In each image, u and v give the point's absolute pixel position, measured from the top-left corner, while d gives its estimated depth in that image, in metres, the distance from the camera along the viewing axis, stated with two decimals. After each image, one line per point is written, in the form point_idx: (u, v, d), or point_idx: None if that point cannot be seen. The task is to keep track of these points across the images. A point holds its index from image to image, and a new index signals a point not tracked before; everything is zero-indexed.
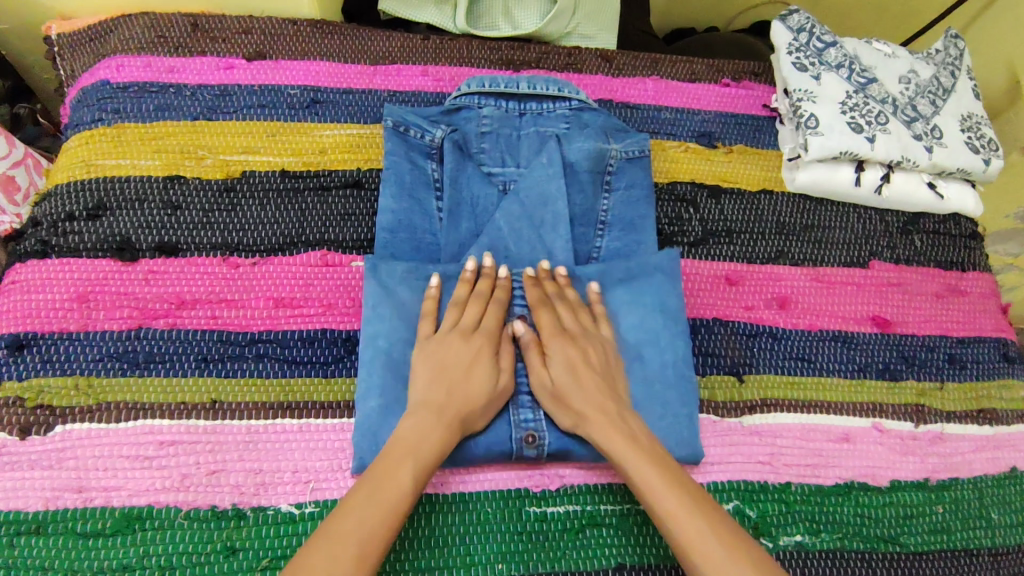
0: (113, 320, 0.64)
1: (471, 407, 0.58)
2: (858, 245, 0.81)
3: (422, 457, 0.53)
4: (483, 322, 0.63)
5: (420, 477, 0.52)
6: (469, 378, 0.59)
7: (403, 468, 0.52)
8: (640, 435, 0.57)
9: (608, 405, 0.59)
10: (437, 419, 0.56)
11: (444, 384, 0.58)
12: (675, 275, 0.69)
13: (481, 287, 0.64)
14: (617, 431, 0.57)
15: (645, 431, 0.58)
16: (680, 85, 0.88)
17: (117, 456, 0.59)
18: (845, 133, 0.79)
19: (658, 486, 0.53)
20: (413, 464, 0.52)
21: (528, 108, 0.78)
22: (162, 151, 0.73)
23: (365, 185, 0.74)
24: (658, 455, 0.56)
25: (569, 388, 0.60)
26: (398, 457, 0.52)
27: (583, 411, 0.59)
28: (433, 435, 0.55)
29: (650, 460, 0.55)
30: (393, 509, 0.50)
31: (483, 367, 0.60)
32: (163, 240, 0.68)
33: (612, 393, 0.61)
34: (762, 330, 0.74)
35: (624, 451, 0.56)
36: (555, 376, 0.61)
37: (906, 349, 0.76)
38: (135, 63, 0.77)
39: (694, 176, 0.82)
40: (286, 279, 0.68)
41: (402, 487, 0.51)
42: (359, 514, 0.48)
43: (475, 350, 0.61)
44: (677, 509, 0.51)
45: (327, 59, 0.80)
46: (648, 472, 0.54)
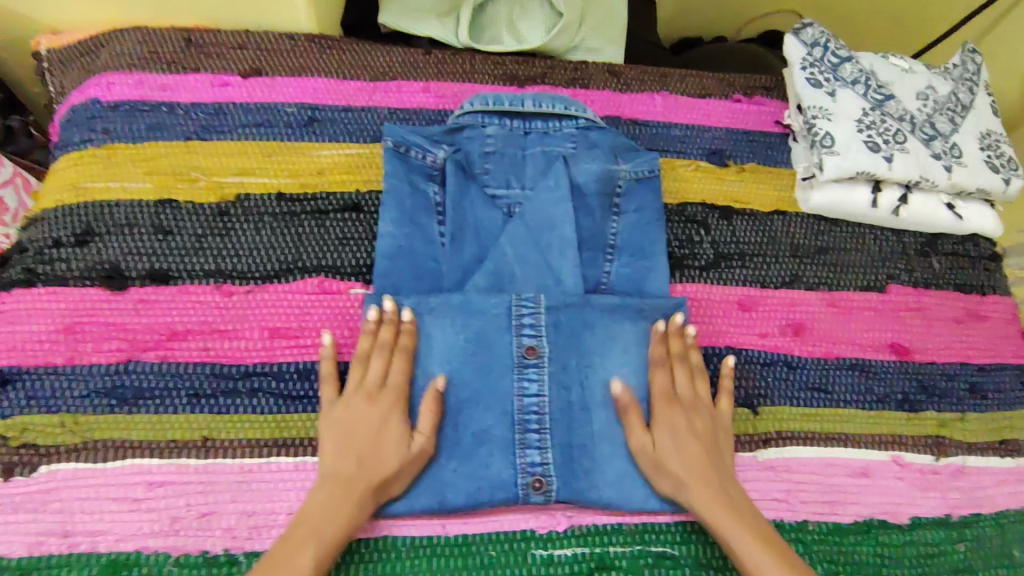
0: (101, 352, 0.61)
1: (384, 479, 0.55)
2: (874, 268, 0.79)
3: (326, 538, 0.52)
4: (389, 379, 0.59)
5: (319, 563, 0.51)
6: (376, 445, 0.56)
7: (300, 551, 0.51)
8: (744, 510, 0.58)
9: (709, 481, 0.58)
10: (346, 493, 0.54)
11: (354, 452, 0.56)
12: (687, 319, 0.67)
13: (382, 337, 0.61)
14: (722, 508, 0.57)
15: (744, 504, 0.59)
16: (690, 100, 0.85)
17: (104, 498, 0.56)
18: (862, 152, 0.76)
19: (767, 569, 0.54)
20: (314, 546, 0.51)
21: (533, 127, 0.75)
22: (153, 173, 0.70)
23: (364, 208, 0.71)
24: (767, 535, 0.56)
25: (671, 458, 0.59)
26: (299, 538, 0.52)
27: (685, 480, 0.58)
28: (342, 511, 0.53)
29: (757, 540, 0.55)
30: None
31: (396, 429, 0.57)
32: (154, 268, 0.65)
33: (712, 466, 0.60)
34: (777, 358, 0.71)
35: (730, 530, 0.56)
36: (659, 444, 0.60)
37: (926, 378, 0.73)
38: (126, 80, 0.74)
39: (706, 195, 0.79)
40: (282, 309, 0.65)
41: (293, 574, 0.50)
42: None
43: (384, 410, 0.58)
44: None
45: (325, 76, 0.78)
46: (757, 554, 0.54)
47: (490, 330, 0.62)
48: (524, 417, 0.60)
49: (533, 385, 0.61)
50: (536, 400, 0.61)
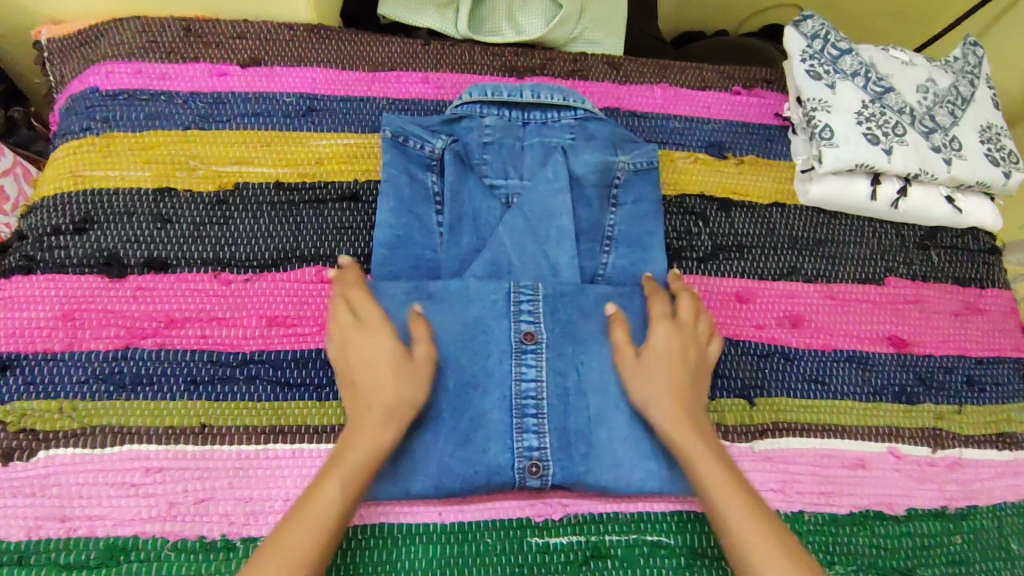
0: (100, 339, 0.61)
1: (393, 397, 0.53)
2: (872, 261, 0.79)
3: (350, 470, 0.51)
4: (367, 309, 0.57)
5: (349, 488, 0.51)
6: (376, 376, 0.54)
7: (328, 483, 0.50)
8: (710, 437, 0.57)
9: (684, 397, 0.58)
10: (364, 421, 0.53)
11: (362, 386, 0.54)
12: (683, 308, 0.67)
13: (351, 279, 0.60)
14: (685, 426, 0.57)
15: (713, 433, 0.58)
16: (689, 93, 0.85)
17: (101, 484, 0.56)
18: (861, 144, 0.76)
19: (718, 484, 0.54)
20: (339, 476, 0.50)
21: (531, 118, 0.76)
22: (153, 162, 0.70)
23: (362, 197, 0.71)
24: (728, 463, 0.56)
25: (655, 375, 0.58)
26: (324, 475, 0.51)
27: (661, 394, 0.58)
28: (361, 441, 0.52)
29: (712, 457, 0.55)
30: (319, 527, 0.48)
31: (389, 348, 0.55)
32: (152, 256, 0.66)
33: (690, 387, 0.59)
34: (774, 350, 0.71)
35: (693, 446, 0.56)
36: (647, 358, 0.59)
37: (924, 370, 0.73)
38: (126, 69, 0.74)
39: (704, 187, 0.79)
40: (280, 297, 0.65)
41: (328, 505, 0.49)
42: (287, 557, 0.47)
43: (372, 332, 0.56)
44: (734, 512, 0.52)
45: (324, 66, 0.78)
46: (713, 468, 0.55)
47: (489, 316, 0.62)
48: (522, 402, 0.60)
49: (531, 370, 0.61)
50: (534, 384, 0.61)
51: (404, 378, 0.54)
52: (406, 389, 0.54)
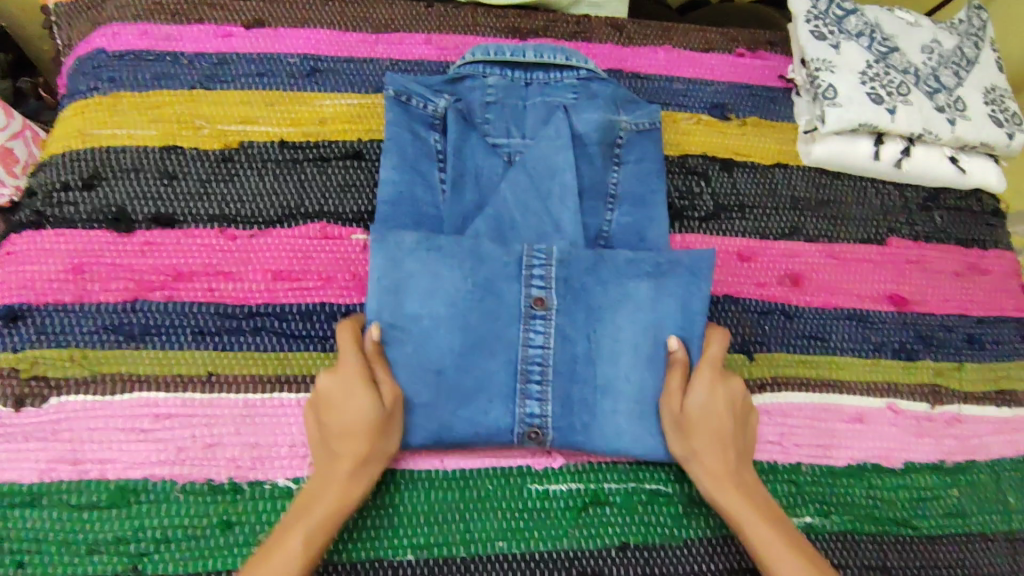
0: (109, 292, 0.63)
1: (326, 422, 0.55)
2: (875, 221, 0.78)
3: (314, 516, 0.52)
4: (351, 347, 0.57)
5: (317, 533, 0.51)
6: (339, 428, 0.55)
7: (293, 531, 0.50)
8: (753, 489, 0.58)
9: (730, 456, 0.58)
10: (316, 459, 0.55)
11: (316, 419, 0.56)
12: (703, 274, 0.64)
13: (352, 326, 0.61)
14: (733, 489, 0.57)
15: (757, 486, 0.58)
16: (692, 55, 0.85)
17: (112, 429, 0.58)
18: (865, 103, 0.76)
19: (760, 543, 0.54)
20: (304, 527, 0.51)
21: (534, 78, 0.76)
22: (159, 121, 0.71)
23: (366, 156, 0.72)
24: (775, 515, 0.56)
25: (699, 428, 0.59)
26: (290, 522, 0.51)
27: (696, 453, 0.59)
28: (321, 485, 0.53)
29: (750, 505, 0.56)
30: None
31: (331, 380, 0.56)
32: (159, 211, 0.66)
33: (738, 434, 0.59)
34: (774, 307, 0.72)
35: (737, 505, 0.56)
36: (691, 404, 0.59)
37: (924, 329, 0.74)
38: (132, 31, 0.76)
39: (706, 148, 0.80)
40: (285, 252, 0.66)
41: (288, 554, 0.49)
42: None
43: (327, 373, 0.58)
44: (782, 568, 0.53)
45: (327, 28, 0.79)
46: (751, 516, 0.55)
47: (500, 279, 0.63)
48: (527, 368, 0.62)
49: (538, 337, 0.62)
50: (542, 351, 0.62)
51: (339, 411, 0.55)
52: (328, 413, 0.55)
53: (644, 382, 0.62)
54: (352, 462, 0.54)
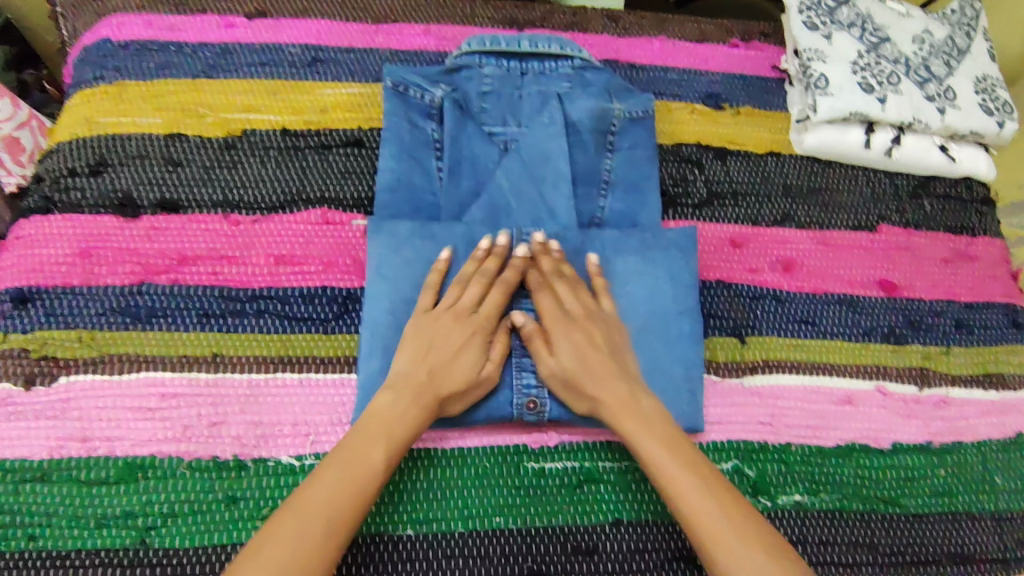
0: (116, 275, 0.64)
1: (451, 390, 0.58)
2: (866, 209, 0.80)
3: (395, 435, 0.54)
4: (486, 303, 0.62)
5: (393, 452, 0.54)
6: (445, 368, 0.59)
7: (374, 446, 0.53)
8: (653, 419, 0.57)
9: (626, 390, 0.58)
10: (413, 399, 0.56)
11: (427, 359, 0.59)
12: (686, 248, 0.68)
13: (488, 265, 0.63)
14: (645, 429, 0.56)
15: (660, 414, 0.58)
16: (687, 46, 0.87)
17: (120, 407, 0.59)
18: (855, 93, 0.78)
19: (656, 459, 0.55)
20: (388, 446, 0.54)
21: (529, 67, 0.77)
22: (163, 109, 0.73)
23: (366, 144, 0.74)
24: (671, 442, 0.56)
25: (580, 373, 0.59)
26: (371, 436, 0.54)
27: (594, 397, 0.58)
28: (407, 416, 0.56)
29: (643, 426, 0.56)
30: (364, 491, 0.51)
31: (469, 357, 0.60)
32: (164, 197, 0.68)
33: (615, 367, 0.60)
34: (766, 292, 0.73)
35: (631, 429, 0.56)
36: (563, 360, 0.60)
37: (913, 314, 0.75)
38: (137, 22, 0.77)
39: (700, 136, 0.81)
40: (287, 237, 0.68)
41: (370, 466, 0.52)
42: (323, 494, 0.50)
43: (468, 334, 0.60)
44: (677, 486, 0.53)
45: (328, 19, 0.80)
46: (644, 441, 0.56)
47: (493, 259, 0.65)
48: (521, 342, 0.64)
49: (531, 313, 0.64)
50: None
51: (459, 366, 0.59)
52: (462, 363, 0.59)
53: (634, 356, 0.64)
54: (434, 398, 0.57)
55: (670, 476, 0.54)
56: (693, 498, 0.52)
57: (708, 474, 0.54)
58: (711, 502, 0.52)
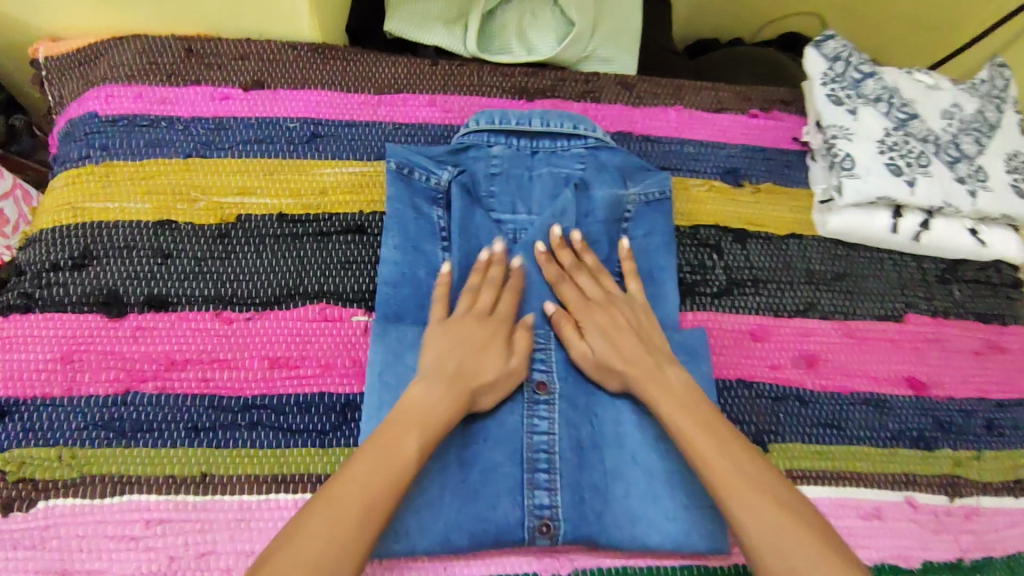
0: (100, 383, 0.60)
1: (484, 383, 0.58)
2: (892, 296, 0.76)
3: (431, 426, 0.53)
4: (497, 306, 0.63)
5: (429, 443, 0.53)
6: (473, 361, 0.59)
7: (408, 437, 0.52)
8: (679, 386, 0.58)
9: (657, 361, 0.60)
10: (449, 389, 0.56)
11: (460, 355, 0.58)
12: (698, 352, 0.67)
13: (493, 274, 0.65)
14: (668, 395, 0.58)
15: (688, 382, 0.59)
16: (704, 115, 0.82)
17: (102, 537, 0.55)
18: (883, 176, 0.74)
19: (680, 422, 0.56)
20: (420, 433, 0.53)
21: (540, 146, 0.73)
22: (153, 193, 0.68)
23: (367, 230, 0.70)
24: (698, 407, 0.57)
25: (610, 356, 0.61)
26: (405, 425, 0.53)
27: (625, 373, 0.60)
28: (444, 403, 0.55)
29: (668, 393, 0.58)
30: (397, 478, 0.50)
31: (497, 352, 0.60)
32: (152, 293, 0.64)
33: (654, 348, 0.62)
34: (789, 393, 0.70)
35: (659, 397, 0.58)
36: (596, 347, 0.62)
37: (942, 414, 0.72)
38: (126, 93, 0.73)
39: (718, 217, 0.77)
40: (283, 337, 0.64)
41: (406, 456, 0.51)
42: (364, 479, 0.49)
43: (491, 330, 0.61)
44: (700, 448, 0.54)
45: (328, 89, 0.76)
46: (670, 407, 0.57)
47: None
48: (534, 456, 0.60)
49: (543, 422, 0.61)
50: (546, 437, 0.61)
51: (496, 362, 0.59)
52: (490, 359, 0.59)
53: (653, 469, 0.61)
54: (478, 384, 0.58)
55: (696, 438, 0.55)
56: (711, 460, 0.53)
57: (727, 437, 0.55)
58: (731, 461, 0.53)
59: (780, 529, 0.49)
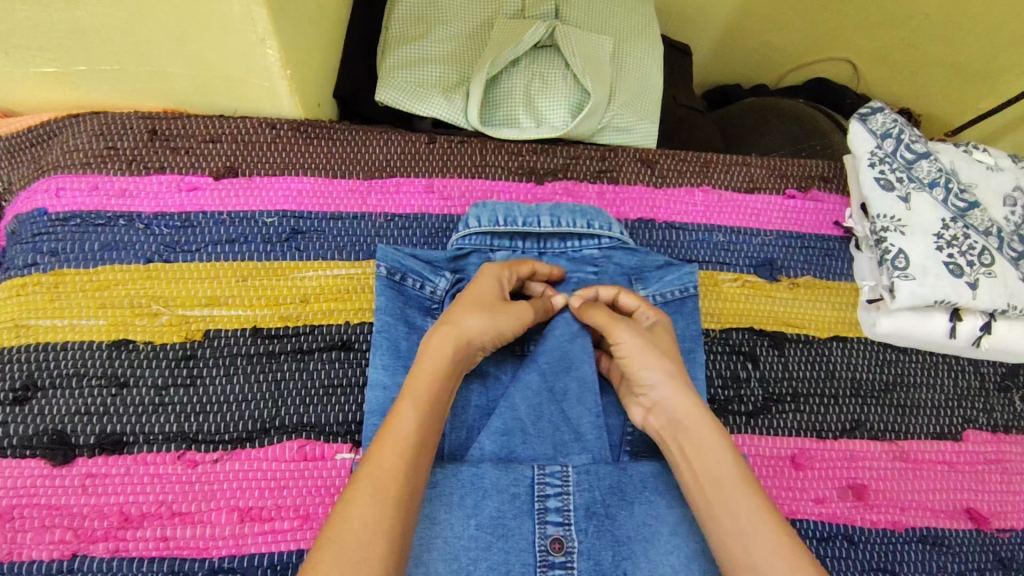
0: (42, 545, 0.53)
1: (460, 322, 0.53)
2: (947, 411, 0.68)
3: (424, 391, 0.49)
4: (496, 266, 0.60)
5: (426, 407, 0.48)
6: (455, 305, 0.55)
7: (405, 410, 0.48)
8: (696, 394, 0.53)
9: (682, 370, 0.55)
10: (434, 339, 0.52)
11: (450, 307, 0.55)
12: None
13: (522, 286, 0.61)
14: (680, 390, 0.52)
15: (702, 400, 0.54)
16: (735, 197, 0.73)
17: None
18: (941, 277, 0.65)
19: (697, 426, 0.51)
20: (413, 397, 0.48)
21: (548, 246, 0.66)
22: (108, 307, 0.60)
23: (354, 346, 0.61)
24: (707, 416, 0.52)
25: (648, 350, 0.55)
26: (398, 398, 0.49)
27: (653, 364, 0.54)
28: (432, 360, 0.51)
29: (689, 396, 0.52)
30: (404, 449, 0.45)
31: (472, 294, 0.56)
32: (106, 431, 0.56)
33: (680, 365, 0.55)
34: (836, 531, 0.61)
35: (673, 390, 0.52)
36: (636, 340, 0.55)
37: (1004, 550, 0.63)
38: (79, 184, 0.63)
39: (753, 318, 0.68)
40: (255, 483, 0.55)
41: (403, 426, 0.47)
42: (380, 468, 0.44)
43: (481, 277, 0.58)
44: (717, 462, 0.49)
45: (311, 175, 0.67)
46: (696, 413, 0.51)
47: (509, 513, 0.52)
48: None
49: None
50: None
51: (468, 307, 0.54)
52: (464, 304, 0.55)
53: None
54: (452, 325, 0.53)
55: (709, 447, 0.49)
56: (729, 482, 0.48)
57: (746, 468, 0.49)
58: (747, 491, 0.47)
59: (762, 532, 0.45)
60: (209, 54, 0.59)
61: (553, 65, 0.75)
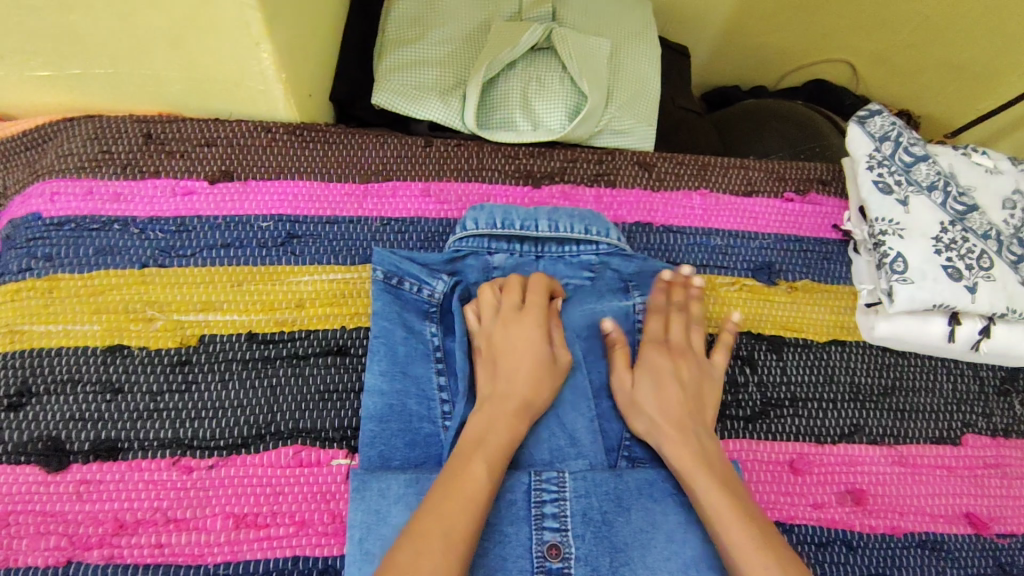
0: (38, 552, 0.52)
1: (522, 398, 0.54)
2: (947, 415, 0.68)
3: (495, 452, 0.50)
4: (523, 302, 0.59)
5: (495, 468, 0.49)
6: (509, 374, 0.55)
7: (475, 467, 0.48)
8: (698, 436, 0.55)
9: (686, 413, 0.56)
10: (497, 412, 0.53)
11: (503, 372, 0.56)
12: None
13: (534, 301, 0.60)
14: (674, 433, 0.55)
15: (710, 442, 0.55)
16: (733, 200, 0.73)
17: None
18: (939, 281, 0.64)
19: (692, 466, 0.52)
20: (483, 455, 0.49)
21: (545, 249, 0.65)
22: (103, 312, 0.60)
23: (350, 352, 0.61)
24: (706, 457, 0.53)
25: (649, 400, 0.57)
26: (466, 453, 0.49)
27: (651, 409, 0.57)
28: (500, 432, 0.52)
29: (682, 435, 0.55)
30: (476, 507, 0.46)
31: (523, 361, 0.56)
32: (101, 437, 0.56)
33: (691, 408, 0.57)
34: (835, 536, 0.61)
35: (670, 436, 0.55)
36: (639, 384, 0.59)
37: (1004, 555, 0.63)
38: (75, 189, 0.63)
39: (751, 322, 0.68)
40: (251, 489, 0.55)
41: (477, 484, 0.47)
42: (452, 525, 0.44)
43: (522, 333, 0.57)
44: (709, 499, 0.50)
45: (307, 178, 0.66)
46: (687, 454, 0.53)
47: (506, 519, 0.51)
48: None
49: None
50: None
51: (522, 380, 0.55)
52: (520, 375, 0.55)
53: None
54: (518, 402, 0.54)
55: (700, 485, 0.51)
56: (720, 515, 0.49)
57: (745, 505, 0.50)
58: (738, 523, 0.48)
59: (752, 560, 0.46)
60: (204, 57, 0.58)
61: (549, 68, 0.75)
